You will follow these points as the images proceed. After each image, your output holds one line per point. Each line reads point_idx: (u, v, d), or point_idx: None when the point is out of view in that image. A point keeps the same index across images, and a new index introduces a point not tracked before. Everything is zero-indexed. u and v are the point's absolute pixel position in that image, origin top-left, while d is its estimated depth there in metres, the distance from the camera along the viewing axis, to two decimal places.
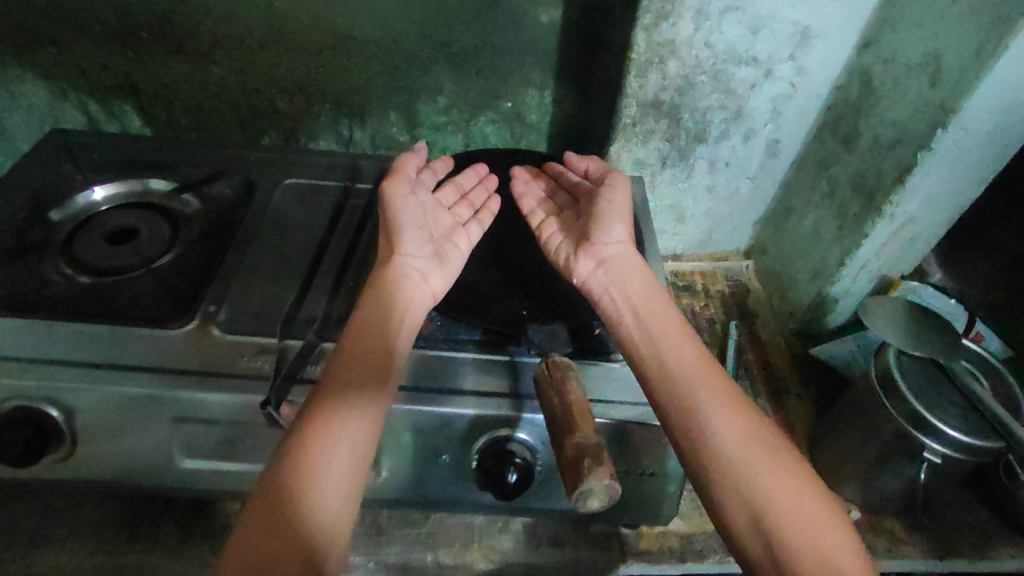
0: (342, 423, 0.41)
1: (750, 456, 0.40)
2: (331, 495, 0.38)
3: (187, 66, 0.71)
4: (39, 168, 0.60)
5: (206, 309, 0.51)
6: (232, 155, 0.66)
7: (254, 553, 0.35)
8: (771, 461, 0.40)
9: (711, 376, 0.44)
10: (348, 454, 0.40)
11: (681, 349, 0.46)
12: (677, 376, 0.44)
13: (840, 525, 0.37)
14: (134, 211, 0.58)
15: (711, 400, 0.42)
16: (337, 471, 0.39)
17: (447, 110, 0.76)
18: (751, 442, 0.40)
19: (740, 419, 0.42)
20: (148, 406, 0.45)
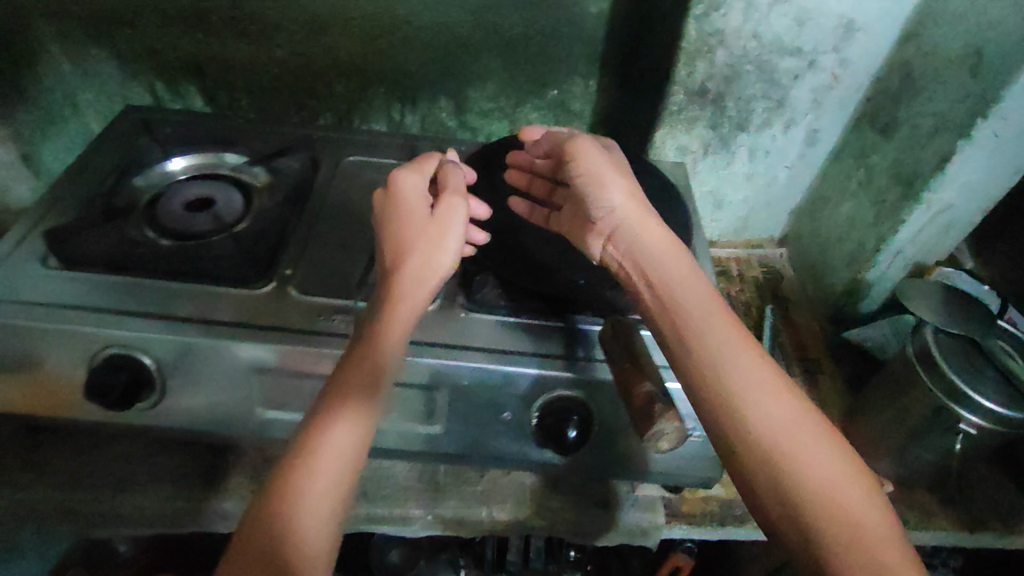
0: (338, 434, 0.41)
1: (792, 443, 0.38)
2: (325, 507, 0.39)
3: (251, 49, 0.74)
4: (120, 140, 0.64)
5: (282, 273, 0.54)
6: (295, 133, 0.69)
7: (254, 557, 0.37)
8: (817, 448, 0.38)
9: (751, 354, 0.42)
10: (338, 465, 0.40)
11: (713, 319, 0.44)
12: (713, 354, 0.42)
13: (880, 516, 0.36)
14: (209, 181, 0.61)
15: (751, 381, 0.41)
16: (331, 478, 0.40)
17: (495, 97, 0.79)
18: (783, 424, 0.39)
19: (784, 402, 0.40)
20: (235, 358, 0.49)
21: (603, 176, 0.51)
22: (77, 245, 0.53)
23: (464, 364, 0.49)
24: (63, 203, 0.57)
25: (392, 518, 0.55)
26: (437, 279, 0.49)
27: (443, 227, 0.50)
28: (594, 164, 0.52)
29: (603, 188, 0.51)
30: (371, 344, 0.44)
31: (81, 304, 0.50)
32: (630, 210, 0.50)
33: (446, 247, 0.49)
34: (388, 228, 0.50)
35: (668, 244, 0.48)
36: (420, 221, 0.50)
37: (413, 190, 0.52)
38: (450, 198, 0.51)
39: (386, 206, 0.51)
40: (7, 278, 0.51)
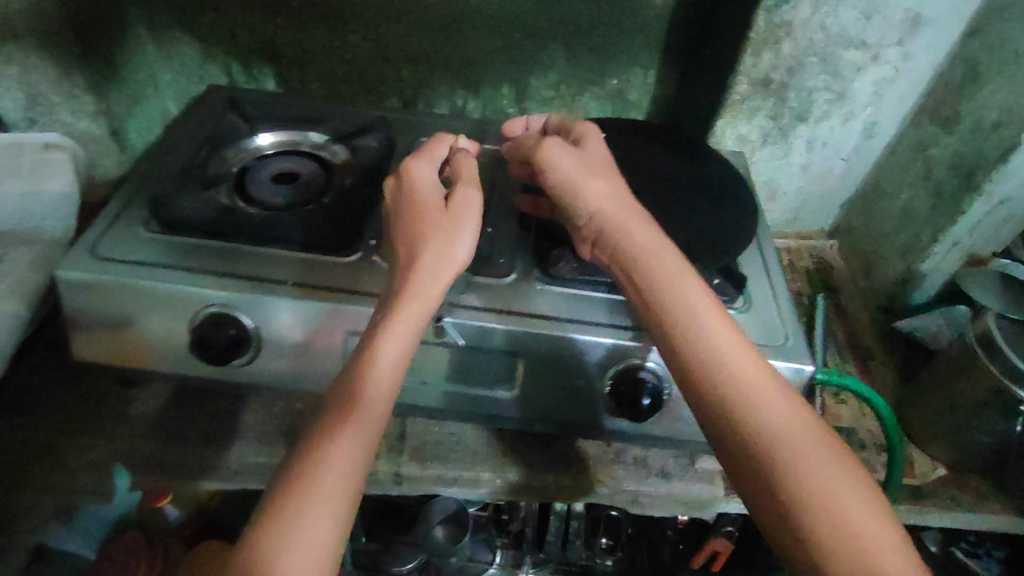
0: (340, 458, 0.41)
1: (791, 446, 0.40)
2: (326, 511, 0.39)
3: (326, 34, 0.78)
4: (208, 117, 0.68)
5: (367, 243, 0.57)
6: (369, 115, 0.73)
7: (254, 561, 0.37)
8: (815, 448, 0.40)
9: (748, 358, 0.43)
10: (342, 472, 0.41)
11: (716, 325, 0.45)
12: (714, 363, 0.43)
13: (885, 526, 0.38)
14: (295, 157, 0.65)
15: (749, 387, 0.42)
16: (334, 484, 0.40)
17: (556, 85, 0.81)
18: (790, 435, 0.41)
19: (784, 403, 0.42)
20: (329, 319, 0.52)
21: (580, 177, 0.52)
22: (175, 210, 0.56)
23: (542, 331, 0.51)
24: (160, 172, 0.61)
25: (462, 480, 0.57)
26: (455, 269, 0.50)
27: (458, 217, 0.52)
28: (568, 167, 0.53)
29: (581, 192, 0.51)
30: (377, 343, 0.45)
31: (180, 266, 0.53)
32: (613, 210, 0.50)
33: (461, 236, 0.51)
34: (405, 217, 0.52)
35: (654, 244, 0.48)
36: (437, 211, 0.51)
37: (424, 184, 0.53)
38: (463, 191, 0.53)
39: (398, 198, 0.53)
40: (112, 240, 0.54)
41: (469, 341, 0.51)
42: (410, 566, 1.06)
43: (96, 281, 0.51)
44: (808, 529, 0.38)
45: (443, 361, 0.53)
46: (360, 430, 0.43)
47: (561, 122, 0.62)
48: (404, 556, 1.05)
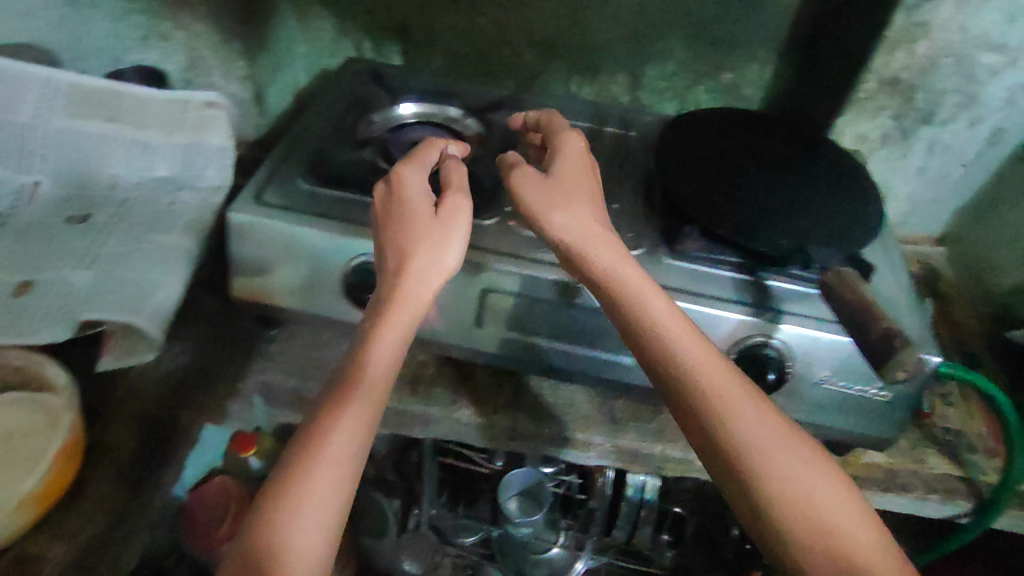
0: (323, 470, 0.40)
1: (768, 457, 0.41)
2: (328, 487, 0.40)
3: (456, 15, 0.82)
4: (351, 87, 0.73)
5: (503, 209, 0.60)
6: (494, 95, 0.76)
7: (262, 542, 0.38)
8: (797, 460, 0.41)
9: (720, 369, 0.44)
10: (348, 448, 0.42)
11: (686, 336, 0.45)
12: (692, 379, 0.43)
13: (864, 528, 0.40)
14: (434, 128, 0.69)
15: (725, 399, 0.43)
16: (340, 459, 0.41)
17: (671, 76, 0.83)
18: (768, 441, 0.42)
19: (760, 412, 0.43)
20: (471, 276, 0.55)
21: (554, 205, 0.49)
22: (331, 167, 0.61)
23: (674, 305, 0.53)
24: (312, 133, 0.66)
25: (573, 442, 0.60)
26: (444, 279, 0.48)
27: (447, 227, 0.49)
28: (541, 197, 0.50)
29: (550, 214, 0.49)
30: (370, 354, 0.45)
31: (333, 218, 0.57)
32: (582, 234, 0.48)
33: (450, 247, 0.49)
34: (391, 228, 0.49)
35: (623, 259, 0.48)
36: (426, 220, 0.49)
37: (414, 190, 0.50)
38: (454, 197, 0.50)
39: (385, 206, 0.50)
40: (273, 190, 0.59)
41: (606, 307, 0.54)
42: (473, 537, 1.08)
43: (264, 224, 0.56)
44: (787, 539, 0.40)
45: (574, 324, 0.56)
46: (347, 429, 0.42)
47: (558, 125, 0.57)
48: (467, 526, 1.08)
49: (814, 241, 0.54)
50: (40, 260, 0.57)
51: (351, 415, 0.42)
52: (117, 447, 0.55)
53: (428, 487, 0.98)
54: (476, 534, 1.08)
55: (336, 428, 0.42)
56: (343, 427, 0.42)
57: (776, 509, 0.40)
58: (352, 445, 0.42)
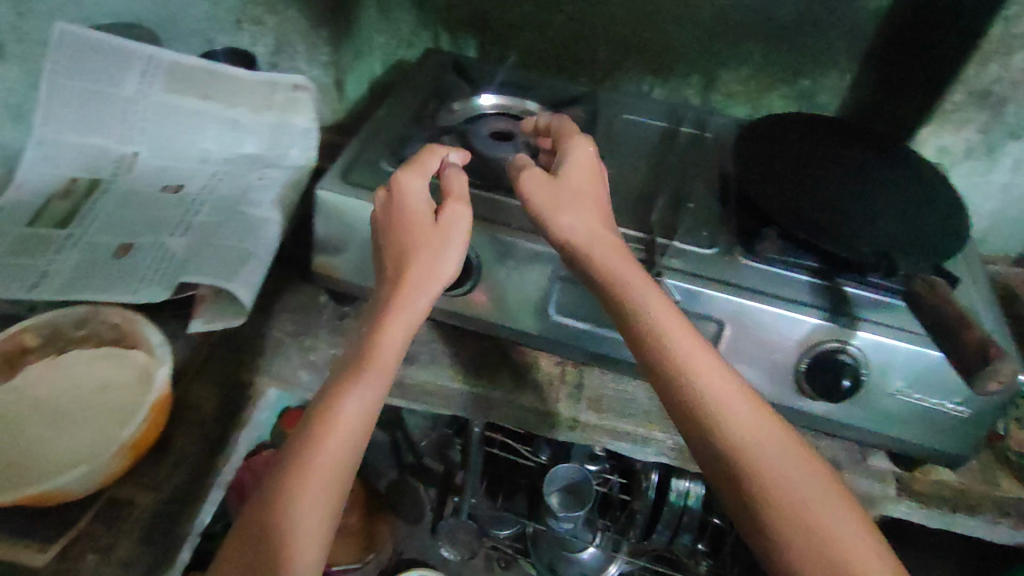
0: (320, 456, 0.43)
1: (767, 463, 0.42)
2: (326, 473, 0.43)
3: (535, 10, 0.83)
4: (432, 79, 0.75)
5: None
6: (570, 89, 0.77)
7: (263, 525, 0.42)
8: (792, 466, 0.43)
9: (720, 376, 0.45)
10: (347, 433, 0.45)
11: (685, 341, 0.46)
12: (688, 386, 0.45)
13: (856, 531, 0.41)
14: (512, 119, 0.70)
15: (725, 405, 0.44)
16: (341, 442, 0.44)
17: (746, 80, 0.82)
18: (763, 449, 0.43)
19: (756, 418, 0.44)
20: (549, 265, 0.56)
21: (561, 208, 0.50)
22: (412, 152, 0.62)
23: (750, 306, 0.53)
24: (396, 120, 0.68)
25: (633, 436, 0.61)
26: (441, 285, 0.50)
27: (446, 233, 0.51)
28: (548, 200, 0.50)
29: (556, 218, 0.50)
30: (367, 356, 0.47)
31: None
32: (584, 238, 0.49)
33: (448, 254, 0.51)
34: (392, 233, 0.51)
35: (627, 262, 0.49)
36: (426, 228, 0.51)
37: (415, 196, 0.52)
38: (454, 204, 0.52)
39: (385, 211, 0.52)
40: (357, 170, 0.61)
41: (684, 303, 0.54)
42: (507, 532, 0.99)
43: (348, 203, 0.57)
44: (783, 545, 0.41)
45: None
46: (349, 413, 0.45)
47: (566, 128, 0.58)
48: (502, 519, 0.99)
49: (898, 249, 0.52)
50: (143, 226, 0.64)
51: (348, 404, 0.45)
52: (199, 407, 0.58)
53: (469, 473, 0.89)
54: (509, 528, 0.99)
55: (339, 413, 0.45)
56: (336, 425, 0.45)
57: (768, 515, 0.42)
58: (352, 429, 0.45)
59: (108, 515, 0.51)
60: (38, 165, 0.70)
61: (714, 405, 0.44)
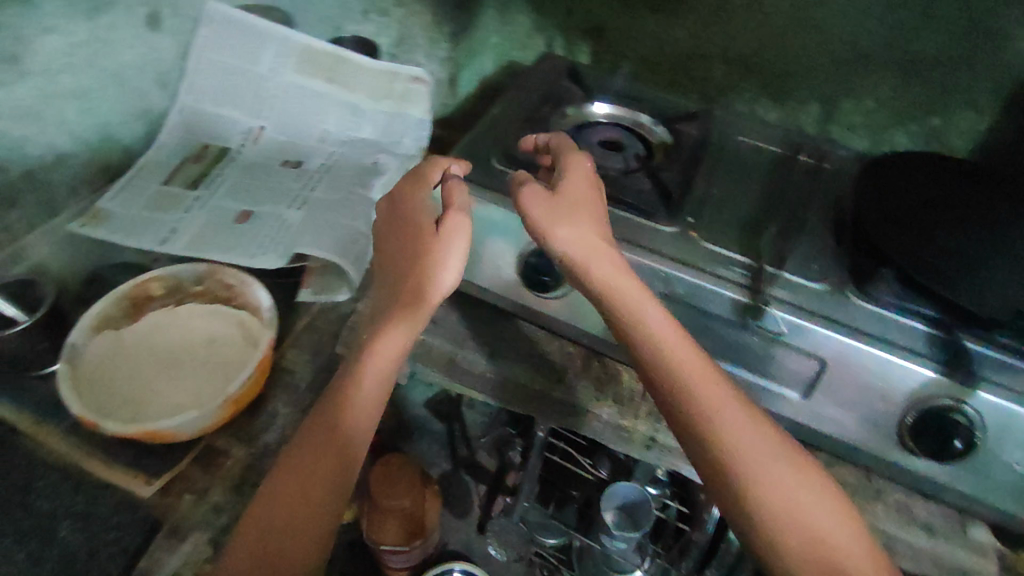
0: (340, 429, 0.50)
1: (757, 464, 0.46)
2: (348, 436, 0.50)
3: (656, 23, 0.82)
4: (547, 83, 0.77)
5: (686, 219, 0.60)
6: (681, 105, 0.76)
7: (294, 482, 0.48)
8: (781, 463, 0.46)
9: (715, 382, 0.48)
10: (361, 408, 0.50)
11: (681, 345, 0.49)
12: (683, 388, 0.48)
13: (841, 525, 0.45)
14: (622, 130, 0.71)
15: (715, 404, 0.48)
16: (360, 412, 0.50)
17: (869, 113, 0.78)
18: (755, 448, 0.46)
19: (750, 421, 0.47)
20: (651, 277, 0.56)
21: (556, 221, 0.51)
22: (524, 152, 0.64)
23: (854, 347, 0.51)
24: (509, 120, 0.70)
25: None
26: (442, 294, 0.54)
27: (447, 243, 0.54)
28: (540, 214, 0.52)
29: (553, 234, 0.51)
30: (375, 349, 0.52)
31: None
32: (578, 250, 0.51)
33: (448, 263, 0.53)
34: (399, 244, 0.55)
35: (623, 277, 0.50)
36: (427, 240, 0.54)
37: (420, 209, 0.55)
38: (455, 215, 0.54)
39: (389, 225, 0.56)
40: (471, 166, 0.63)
41: (787, 335, 0.53)
42: (554, 541, 0.93)
43: None
44: (775, 538, 0.44)
45: (741, 347, 0.55)
46: (363, 390, 0.51)
47: (564, 143, 0.59)
48: (552, 527, 0.94)
49: None
50: (263, 196, 0.70)
51: (365, 382, 0.51)
52: (295, 371, 0.61)
53: (527, 473, 0.85)
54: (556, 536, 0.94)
55: (353, 393, 0.50)
56: (351, 403, 0.50)
57: (758, 511, 0.45)
58: (368, 402, 0.51)
59: (209, 461, 0.55)
60: (178, 129, 0.76)
61: (707, 407, 0.48)
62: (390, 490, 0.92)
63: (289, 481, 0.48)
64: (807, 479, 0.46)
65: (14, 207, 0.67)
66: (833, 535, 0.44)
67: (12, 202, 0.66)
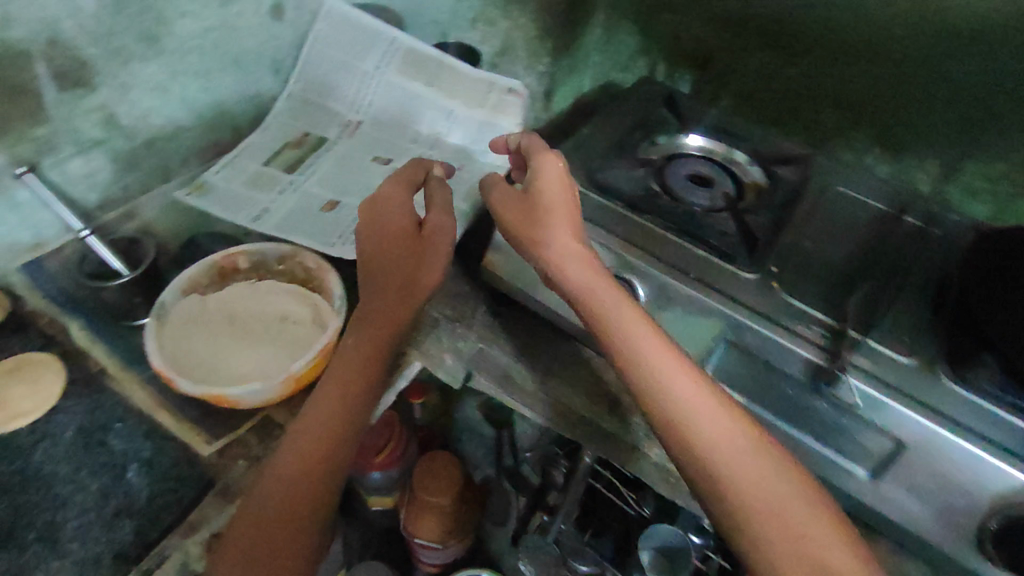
0: (329, 400, 0.51)
1: (740, 464, 0.45)
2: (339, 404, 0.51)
3: (765, 59, 0.79)
4: (643, 109, 0.76)
5: (769, 268, 0.57)
6: (780, 146, 0.73)
7: (293, 452, 0.49)
8: (763, 464, 0.45)
9: (698, 386, 0.47)
10: (349, 378, 0.52)
11: (653, 345, 0.49)
12: (658, 389, 0.47)
13: (831, 529, 0.43)
14: (712, 165, 0.69)
15: (694, 404, 0.47)
16: (350, 384, 0.52)
17: (997, 179, 0.70)
18: (736, 448, 0.45)
19: (731, 422, 0.46)
20: (721, 323, 0.54)
21: (538, 228, 0.53)
22: (607, 177, 0.64)
23: (920, 425, 0.48)
24: (599, 143, 0.69)
25: None
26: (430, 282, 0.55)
27: (430, 240, 0.56)
28: (520, 221, 0.54)
29: (531, 235, 0.54)
30: (365, 329, 0.53)
31: (599, 225, 0.60)
32: (560, 257, 0.52)
33: (433, 261, 0.55)
34: (375, 244, 0.56)
35: (602, 283, 0.51)
36: (410, 237, 0.55)
37: (398, 210, 0.57)
38: (438, 218, 0.57)
39: (372, 219, 0.57)
40: None
41: (861, 408, 0.50)
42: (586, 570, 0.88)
43: None
44: (763, 543, 0.43)
45: (814, 417, 0.51)
46: (350, 362, 0.53)
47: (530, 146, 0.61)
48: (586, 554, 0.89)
49: None
50: (350, 187, 0.73)
51: (354, 356, 0.53)
52: None
53: (569, 496, 0.83)
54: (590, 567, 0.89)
55: (344, 368, 0.52)
56: (342, 377, 0.52)
57: (745, 514, 0.44)
58: (355, 376, 0.52)
59: (264, 431, 0.59)
60: (283, 115, 0.80)
61: (687, 408, 0.46)
62: (432, 485, 0.88)
63: (288, 450, 0.49)
64: (793, 479, 0.45)
65: (133, 170, 0.73)
66: (824, 540, 0.43)
67: (133, 165, 0.73)
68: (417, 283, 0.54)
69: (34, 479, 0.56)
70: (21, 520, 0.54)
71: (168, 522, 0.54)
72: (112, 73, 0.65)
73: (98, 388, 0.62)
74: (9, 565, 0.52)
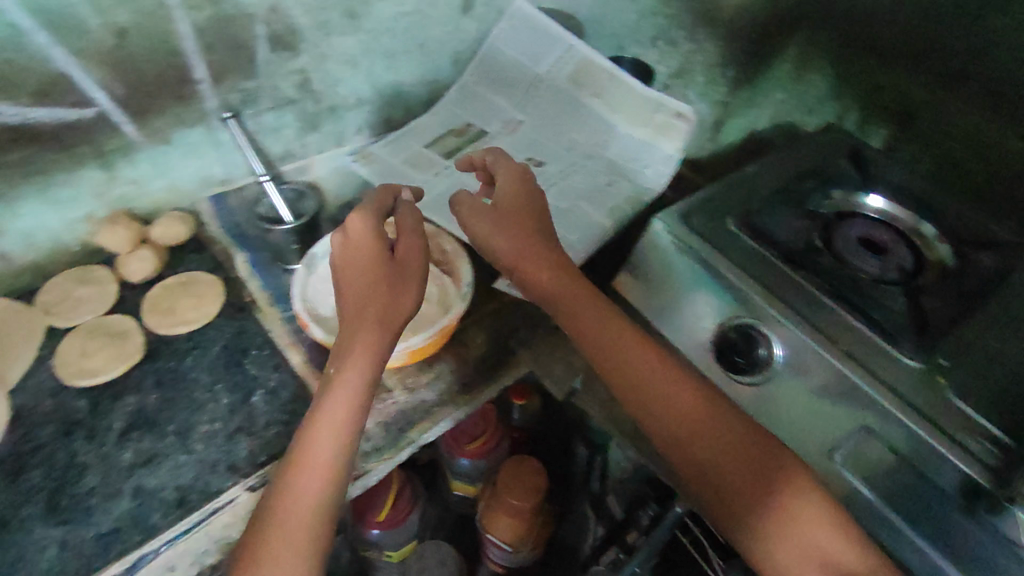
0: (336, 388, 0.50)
1: (736, 473, 0.48)
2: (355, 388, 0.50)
3: (985, 124, 0.69)
4: (824, 155, 0.70)
5: (937, 360, 0.49)
6: (982, 225, 0.63)
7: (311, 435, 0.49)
8: (763, 475, 0.48)
9: (693, 403, 0.51)
10: (358, 367, 0.51)
11: (643, 362, 0.53)
12: (654, 411, 0.52)
13: (839, 533, 0.45)
14: (892, 233, 0.62)
15: (689, 418, 0.51)
16: (356, 374, 0.50)
17: None
18: (735, 459, 0.49)
19: (728, 437, 0.49)
20: (863, 406, 0.48)
21: (524, 261, 0.58)
22: (765, 222, 0.59)
23: None
24: (763, 183, 0.65)
25: None
26: (411, 300, 0.55)
27: (403, 265, 0.56)
28: (504, 249, 0.59)
29: (521, 263, 0.58)
30: (361, 323, 0.52)
31: (743, 269, 0.56)
32: (552, 290, 0.57)
33: (411, 286, 0.55)
34: (350, 273, 0.55)
35: (598, 316, 0.55)
36: (383, 262, 0.55)
37: (368, 238, 0.56)
38: (409, 241, 0.57)
39: (342, 253, 0.56)
40: (702, 217, 0.60)
41: None
42: None
43: (676, 244, 0.58)
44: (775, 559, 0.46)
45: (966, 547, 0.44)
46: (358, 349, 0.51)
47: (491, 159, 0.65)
48: None
49: None
50: None
51: (358, 346, 0.51)
52: (469, 347, 0.65)
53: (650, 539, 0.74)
54: None
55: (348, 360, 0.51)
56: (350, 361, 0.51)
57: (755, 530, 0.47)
58: (362, 363, 0.51)
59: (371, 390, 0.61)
60: (454, 103, 0.84)
61: (685, 423, 0.51)
62: (514, 488, 0.88)
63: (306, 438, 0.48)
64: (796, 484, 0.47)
65: (315, 130, 0.81)
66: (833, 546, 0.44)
67: (315, 126, 0.80)
68: (395, 298, 0.54)
69: (181, 380, 0.64)
70: (163, 411, 0.61)
71: (274, 449, 0.58)
72: (315, 43, 0.72)
73: (247, 314, 0.69)
74: (148, 447, 0.58)
